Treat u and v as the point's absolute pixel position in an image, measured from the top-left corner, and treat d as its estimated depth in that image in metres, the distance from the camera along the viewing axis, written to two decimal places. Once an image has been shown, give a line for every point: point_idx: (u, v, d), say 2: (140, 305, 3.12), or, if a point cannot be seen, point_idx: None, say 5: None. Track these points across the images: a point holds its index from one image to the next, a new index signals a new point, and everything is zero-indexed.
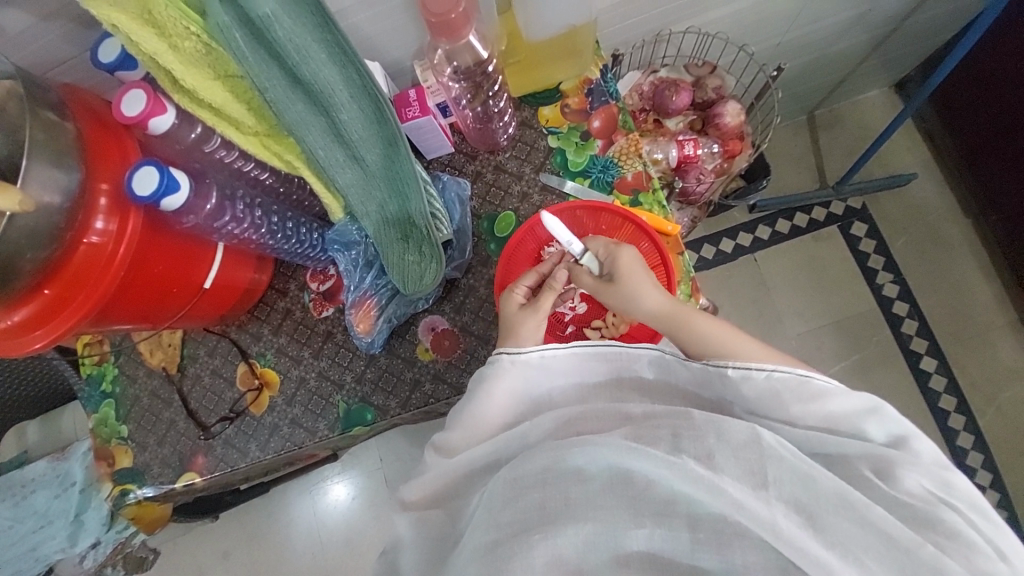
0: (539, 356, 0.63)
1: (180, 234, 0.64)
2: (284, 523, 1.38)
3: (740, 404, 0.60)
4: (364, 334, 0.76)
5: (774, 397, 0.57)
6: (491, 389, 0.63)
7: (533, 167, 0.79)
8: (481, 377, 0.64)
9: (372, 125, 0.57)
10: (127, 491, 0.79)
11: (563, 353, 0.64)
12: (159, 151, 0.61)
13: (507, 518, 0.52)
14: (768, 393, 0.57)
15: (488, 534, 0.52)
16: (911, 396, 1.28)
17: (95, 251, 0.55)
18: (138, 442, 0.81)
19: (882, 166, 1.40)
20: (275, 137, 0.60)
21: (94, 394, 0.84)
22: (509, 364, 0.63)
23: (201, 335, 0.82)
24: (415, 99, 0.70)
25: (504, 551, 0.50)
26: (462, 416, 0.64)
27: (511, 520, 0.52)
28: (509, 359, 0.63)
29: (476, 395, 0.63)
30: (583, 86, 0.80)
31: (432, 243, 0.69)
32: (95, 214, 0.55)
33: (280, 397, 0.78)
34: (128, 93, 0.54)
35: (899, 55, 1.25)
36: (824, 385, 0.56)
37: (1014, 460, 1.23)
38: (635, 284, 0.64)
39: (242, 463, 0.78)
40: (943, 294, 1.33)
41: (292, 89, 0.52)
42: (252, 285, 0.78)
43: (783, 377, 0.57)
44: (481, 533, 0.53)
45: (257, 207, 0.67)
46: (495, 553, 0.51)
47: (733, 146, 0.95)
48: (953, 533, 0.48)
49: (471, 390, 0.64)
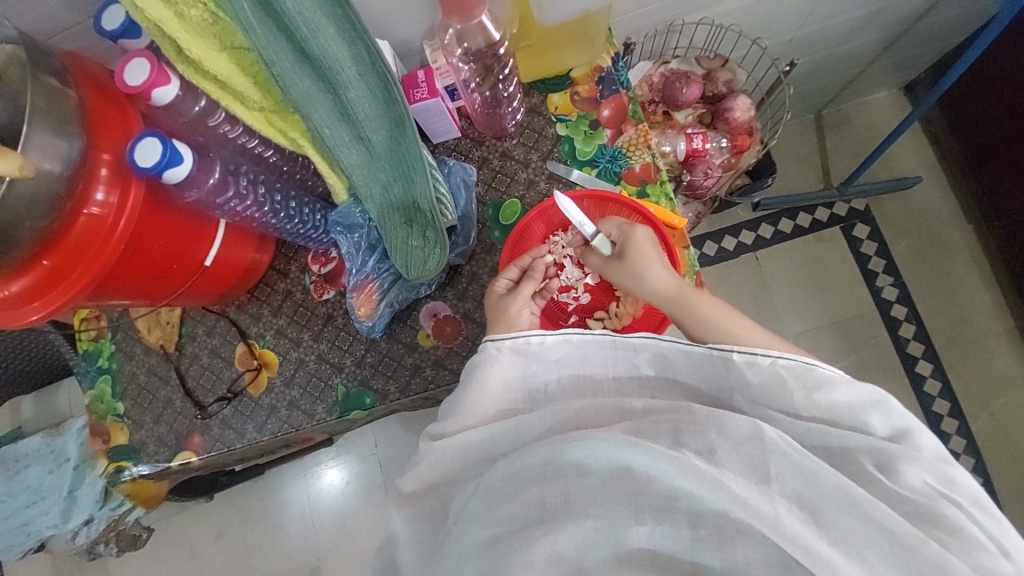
0: (524, 341, 0.64)
1: (181, 208, 0.63)
2: (277, 506, 1.38)
3: (742, 390, 0.59)
4: (365, 318, 0.75)
5: (778, 384, 0.57)
6: (483, 377, 0.64)
7: (540, 155, 0.78)
8: (472, 365, 0.65)
9: (380, 104, 0.56)
10: (121, 469, 0.78)
11: (557, 341, 0.63)
12: (163, 122, 0.60)
13: (508, 514, 0.53)
14: (772, 380, 0.57)
15: (489, 531, 0.53)
16: (906, 399, 1.29)
17: (96, 222, 0.54)
18: (134, 419, 0.80)
19: (888, 168, 1.40)
20: (280, 114, 0.59)
21: (90, 370, 0.83)
22: (495, 351, 0.63)
23: (200, 314, 0.81)
24: (424, 80, 0.69)
25: (504, 549, 0.51)
26: (457, 406, 0.64)
27: (510, 517, 0.53)
28: (495, 346, 0.64)
29: (468, 385, 0.64)
30: (594, 74, 0.79)
31: (436, 228, 0.68)
32: (95, 185, 0.54)
33: (279, 378, 0.78)
34: (131, 61, 0.54)
35: (910, 56, 1.24)
36: (830, 373, 0.57)
37: (1005, 465, 1.24)
38: (645, 263, 0.65)
39: (239, 444, 0.77)
40: (942, 298, 1.33)
41: (300, 65, 0.50)
42: (253, 265, 0.77)
43: (788, 363, 0.57)
44: (481, 528, 0.53)
45: (260, 185, 0.66)
46: (496, 550, 0.52)
47: (742, 141, 0.94)
48: (954, 529, 0.49)
49: (462, 378, 0.64)
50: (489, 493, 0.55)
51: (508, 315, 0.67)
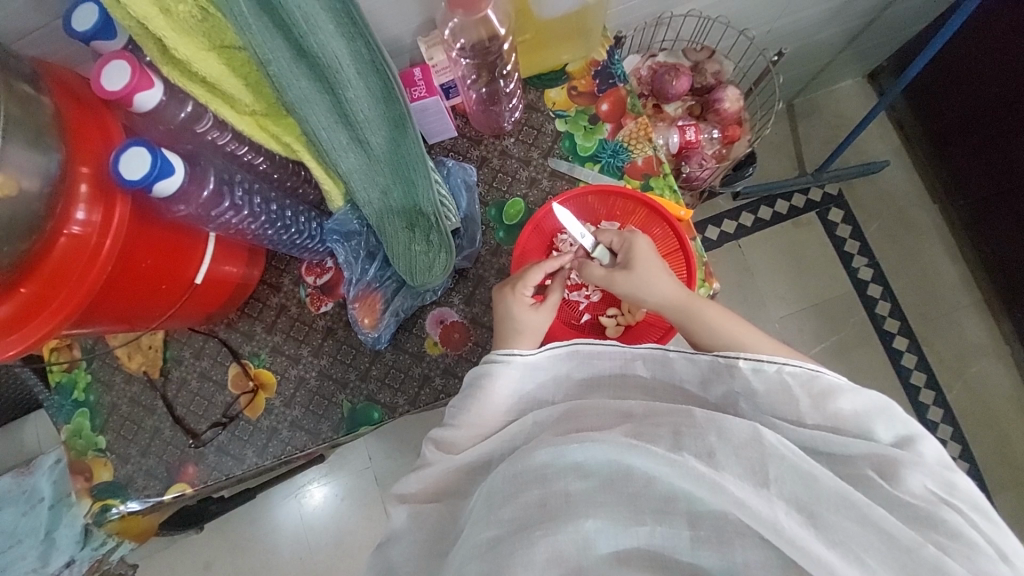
0: (546, 357, 0.62)
1: (168, 224, 0.58)
2: (269, 529, 1.32)
3: (749, 398, 0.58)
4: (370, 330, 0.72)
5: (782, 392, 0.57)
6: (494, 391, 0.61)
7: (541, 152, 0.77)
8: (481, 375, 0.62)
9: (380, 103, 0.53)
10: (107, 507, 0.72)
11: (572, 354, 0.62)
12: (147, 131, 0.56)
13: (509, 515, 0.50)
14: (778, 388, 0.57)
15: (490, 531, 0.50)
16: (885, 372, 1.34)
17: (78, 243, 0.49)
18: (118, 454, 0.74)
19: (857, 153, 1.45)
20: (273, 117, 0.56)
21: (64, 404, 0.76)
22: (515, 366, 0.61)
23: (186, 335, 0.76)
24: (421, 78, 0.67)
25: (505, 547, 0.48)
26: (466, 415, 0.61)
27: (512, 517, 0.50)
28: (516, 362, 0.61)
29: (478, 396, 0.61)
30: (590, 68, 0.78)
31: (441, 232, 0.65)
32: (75, 203, 0.49)
33: (277, 399, 0.74)
34: (109, 64, 0.49)
35: (878, 44, 1.29)
36: (835, 380, 0.56)
37: (978, 430, 1.31)
38: (648, 270, 0.64)
39: (238, 470, 0.73)
40: (914, 275, 1.39)
41: (296, 62, 0.47)
42: (243, 280, 0.72)
43: (794, 370, 0.57)
44: (482, 528, 0.51)
45: (256, 195, 0.62)
46: (497, 550, 0.49)
47: (732, 132, 0.96)
48: (954, 533, 0.48)
49: (474, 390, 0.62)
50: (489, 495, 0.53)
51: (530, 330, 0.65)
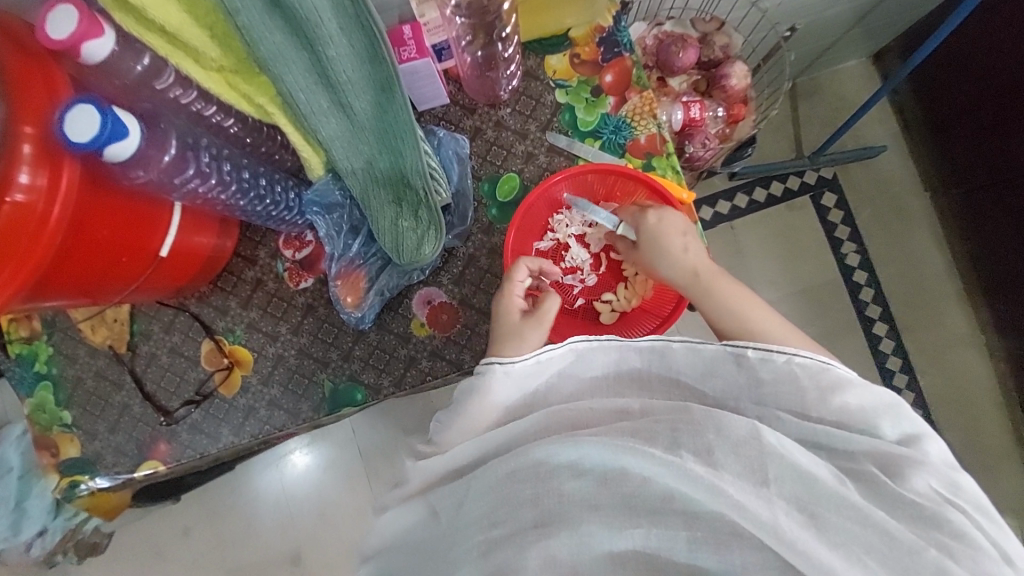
0: (535, 362, 0.59)
1: (130, 191, 0.53)
2: (249, 498, 1.31)
3: (756, 391, 0.57)
4: (353, 308, 0.69)
5: (792, 381, 0.56)
6: (483, 401, 0.59)
7: (539, 125, 0.72)
8: (470, 388, 0.60)
9: (364, 64, 0.47)
10: (76, 483, 0.69)
11: (562, 354, 0.60)
12: (101, 86, 0.50)
13: (501, 517, 0.50)
14: (787, 377, 0.56)
15: (484, 535, 0.50)
16: (865, 357, 1.37)
17: (22, 211, 0.44)
18: (85, 429, 0.70)
19: (856, 137, 1.43)
20: (244, 74, 0.50)
21: (26, 376, 0.71)
22: (501, 375, 0.58)
23: (154, 309, 0.71)
24: (411, 37, 0.59)
25: (503, 557, 0.48)
26: (455, 427, 0.60)
27: (507, 517, 0.50)
28: (501, 369, 0.59)
29: (466, 408, 0.59)
30: (594, 35, 0.73)
31: (430, 208, 0.61)
32: (17, 164, 0.43)
33: (254, 376, 0.70)
34: (55, 9, 0.43)
35: (886, 23, 1.25)
36: (844, 374, 0.56)
37: (949, 415, 1.35)
38: (661, 244, 0.63)
39: (212, 449, 0.70)
40: (902, 263, 1.40)
41: (269, 13, 0.43)
42: (215, 252, 0.68)
43: (804, 361, 0.56)
44: (475, 532, 0.51)
45: (225, 161, 0.57)
46: (495, 555, 0.49)
47: (737, 111, 0.92)
48: (959, 534, 0.46)
49: (462, 402, 0.60)
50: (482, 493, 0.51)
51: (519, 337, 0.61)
